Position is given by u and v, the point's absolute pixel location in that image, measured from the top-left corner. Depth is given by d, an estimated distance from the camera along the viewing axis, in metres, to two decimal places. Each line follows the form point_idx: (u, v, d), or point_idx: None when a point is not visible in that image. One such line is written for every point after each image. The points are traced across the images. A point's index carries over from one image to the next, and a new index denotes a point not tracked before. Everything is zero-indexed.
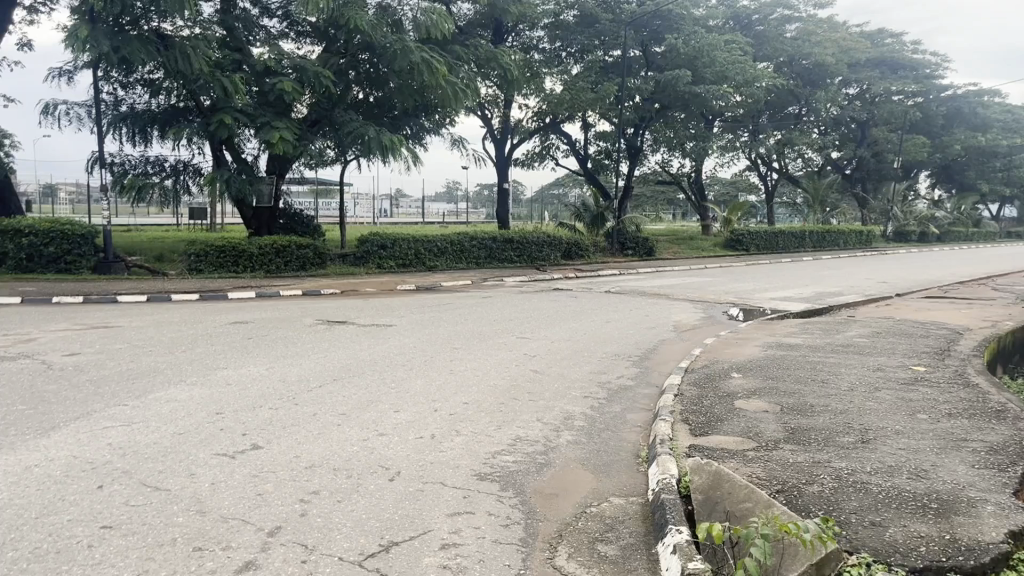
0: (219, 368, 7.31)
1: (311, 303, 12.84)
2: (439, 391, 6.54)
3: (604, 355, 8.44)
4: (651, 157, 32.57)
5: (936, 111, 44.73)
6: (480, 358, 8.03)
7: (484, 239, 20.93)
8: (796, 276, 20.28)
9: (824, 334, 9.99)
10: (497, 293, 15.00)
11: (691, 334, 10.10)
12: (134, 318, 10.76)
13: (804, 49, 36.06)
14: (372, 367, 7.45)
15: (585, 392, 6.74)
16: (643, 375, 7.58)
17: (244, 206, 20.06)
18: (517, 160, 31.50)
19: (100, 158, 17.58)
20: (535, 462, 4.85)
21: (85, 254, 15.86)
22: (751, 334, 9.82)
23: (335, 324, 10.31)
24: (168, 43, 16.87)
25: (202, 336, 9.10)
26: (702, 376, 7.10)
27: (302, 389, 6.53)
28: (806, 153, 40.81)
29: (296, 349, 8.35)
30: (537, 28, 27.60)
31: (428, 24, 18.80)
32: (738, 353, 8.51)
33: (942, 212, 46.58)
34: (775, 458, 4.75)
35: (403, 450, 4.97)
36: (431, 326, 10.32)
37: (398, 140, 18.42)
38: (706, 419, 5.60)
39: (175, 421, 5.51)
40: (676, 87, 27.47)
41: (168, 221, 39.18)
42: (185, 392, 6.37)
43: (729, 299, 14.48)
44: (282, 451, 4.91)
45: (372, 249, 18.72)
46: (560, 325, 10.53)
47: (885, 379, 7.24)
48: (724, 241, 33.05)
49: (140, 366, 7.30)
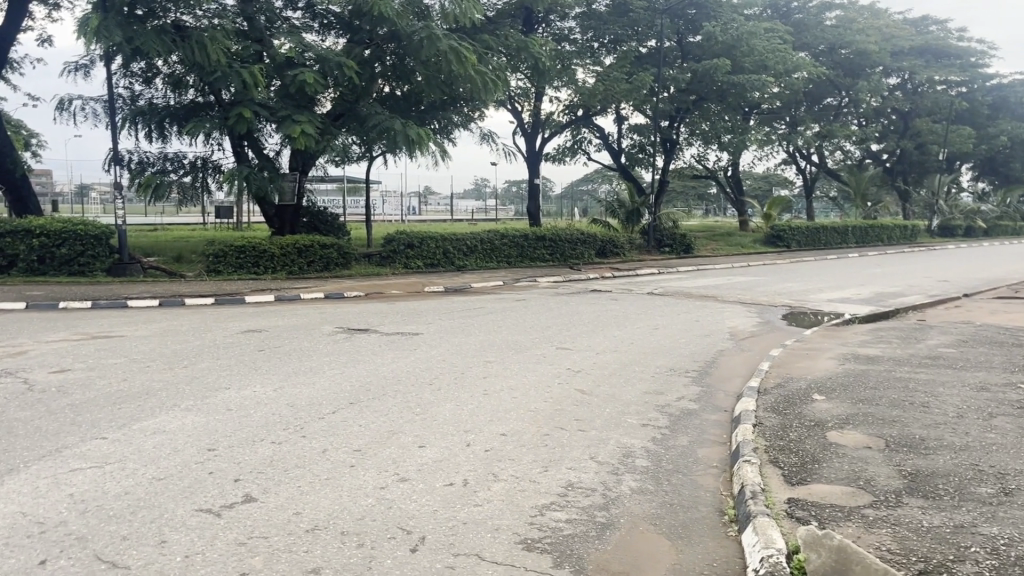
0: (222, 389, 6.40)
1: (332, 308, 11.91)
2: (471, 420, 5.57)
3: (657, 371, 7.41)
4: (686, 151, 31.27)
5: (983, 101, 42.46)
6: (519, 375, 7.08)
7: (515, 237, 19.97)
8: (846, 275, 19.04)
9: (903, 343, 8.85)
10: (531, 295, 14.00)
11: (752, 344, 9.01)
12: (140, 326, 9.90)
13: (845, 37, 34.76)
14: (394, 387, 6.49)
15: (643, 420, 5.74)
16: (708, 396, 6.54)
17: (267, 205, 19.27)
18: (548, 155, 30.43)
19: (115, 155, 16.86)
20: (596, 522, 3.86)
21: (99, 256, 15.17)
22: (821, 344, 8.69)
23: (356, 333, 9.37)
24: (185, 34, 16.09)
25: (208, 349, 8.20)
26: (779, 400, 6.06)
27: (313, 417, 5.60)
28: (846, 145, 39.27)
29: (312, 364, 7.44)
30: (568, 18, 26.29)
31: (456, 9, 17.71)
32: (811, 367, 7.43)
33: (988, 206, 45.11)
34: (903, 520, 3.70)
35: (429, 506, 3.99)
36: (463, 334, 9.37)
37: (425, 133, 17.45)
38: (800, 461, 4.56)
39: (157, 463, 4.60)
40: (715, 78, 26.30)
41: (195, 220, 38.83)
42: (175, 422, 5.45)
43: (782, 301, 13.33)
44: (281, 505, 3.98)
45: (399, 247, 17.83)
46: (604, 333, 9.49)
47: (997, 402, 6.09)
48: (764, 238, 31.74)
49: (133, 387, 6.42)
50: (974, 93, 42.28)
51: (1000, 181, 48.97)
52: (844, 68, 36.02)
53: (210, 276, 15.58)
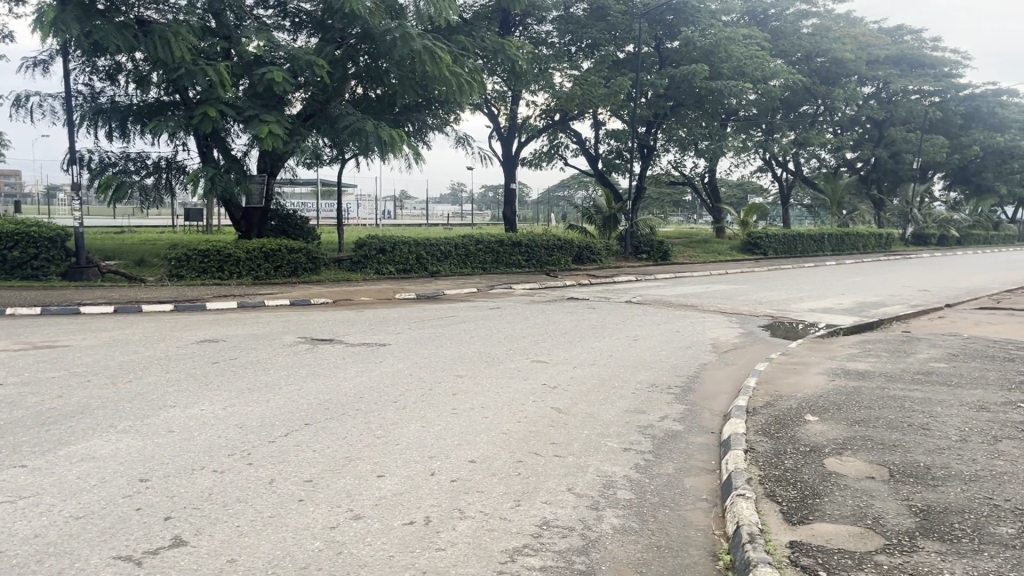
0: (165, 407, 5.85)
1: (298, 316, 11.35)
2: (437, 443, 5.10)
3: (638, 386, 6.98)
4: (662, 157, 31.02)
5: (956, 111, 42.66)
6: (491, 391, 6.60)
7: (491, 243, 19.51)
8: (825, 284, 18.78)
9: (893, 357, 8.47)
10: (506, 304, 13.55)
11: (735, 357, 8.61)
12: (89, 335, 9.28)
13: (821, 46, 34.72)
14: (357, 406, 5.99)
15: (624, 443, 5.29)
16: (692, 416, 6.12)
17: (234, 208, 18.64)
18: (524, 160, 30.03)
19: (73, 154, 16.16)
20: (574, 570, 3.39)
21: (54, 259, 14.47)
22: (808, 358, 8.29)
23: (319, 343, 8.84)
24: (148, 30, 15.42)
25: (158, 361, 7.64)
26: (769, 422, 5.64)
27: (262, 440, 5.09)
28: (821, 153, 39.24)
29: (270, 379, 6.92)
30: (546, 22, 25.87)
31: (433, 9, 17.22)
32: (799, 384, 7.02)
33: (960, 215, 45.38)
34: (920, 569, 3.27)
35: (383, 550, 3.50)
36: (434, 345, 8.90)
37: (398, 135, 16.90)
38: (799, 495, 4.13)
39: (77, 498, 4.06)
40: (693, 83, 25.99)
41: (163, 223, 37.92)
42: (106, 447, 4.89)
43: (764, 311, 12.97)
44: (215, 550, 3.47)
45: (370, 252, 17.27)
46: (581, 345, 9.05)
47: (1000, 423, 5.70)
48: (741, 245, 31.53)
49: (67, 406, 5.84)
50: (947, 103, 42.49)
51: (972, 191, 49.36)
52: (820, 76, 36.02)
53: (171, 281, 14.95)
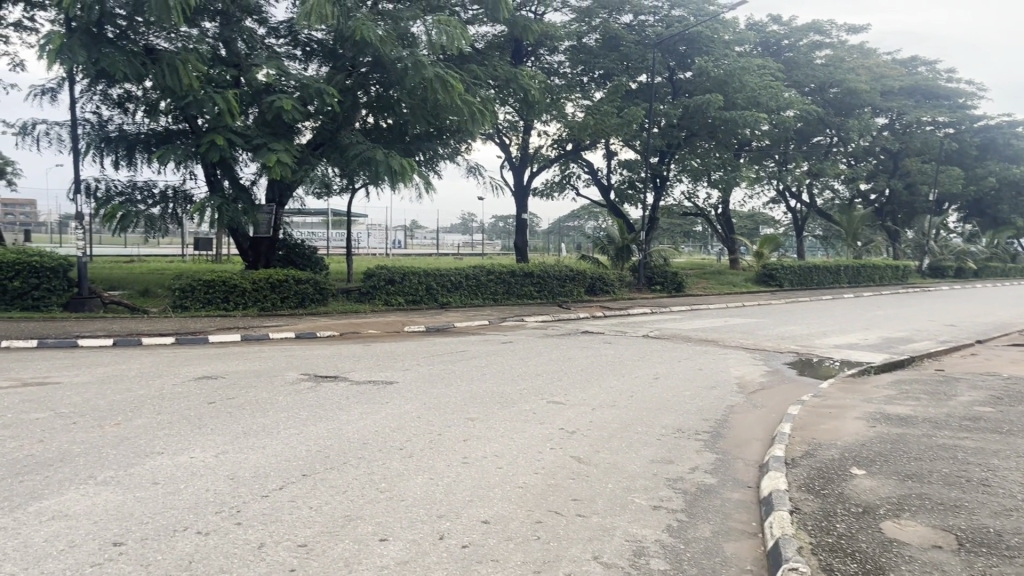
0: (152, 454, 5.39)
1: (303, 351, 10.92)
2: (447, 499, 4.62)
3: (663, 432, 6.50)
4: (675, 188, 30.64)
5: (972, 142, 42.19)
6: (505, 437, 6.12)
7: (502, 273, 19.08)
8: (847, 317, 18.22)
9: (934, 400, 7.94)
10: (518, 338, 13.06)
11: (765, 399, 8.09)
12: (84, 370, 8.87)
13: (835, 76, 34.40)
14: (360, 454, 5.52)
15: (654, 501, 4.78)
16: (725, 467, 5.62)
17: (241, 237, 18.32)
18: (535, 190, 29.73)
19: (77, 183, 15.88)
20: None
21: (56, 289, 14.09)
22: (843, 401, 7.75)
23: (322, 381, 8.34)
24: (156, 57, 15.20)
25: (152, 400, 7.20)
26: (812, 476, 5.13)
27: (253, 496, 4.61)
28: (835, 184, 38.78)
29: (269, 421, 6.48)
30: (558, 52, 25.67)
31: (444, 38, 16.79)
32: (838, 430, 6.50)
33: (978, 247, 44.68)
34: None
35: None
36: (444, 383, 8.44)
37: (409, 164, 16.52)
38: (861, 570, 3.61)
39: (40, 566, 3.59)
40: (707, 112, 25.64)
41: (173, 252, 37.73)
42: (82, 503, 4.42)
43: (788, 347, 12.40)
44: None
45: (379, 283, 16.87)
46: (599, 384, 8.55)
47: None
48: (756, 277, 31.00)
49: (46, 452, 5.38)
50: (962, 135, 42.02)
51: (988, 223, 48.66)
52: (834, 107, 35.66)
53: (175, 312, 14.56)
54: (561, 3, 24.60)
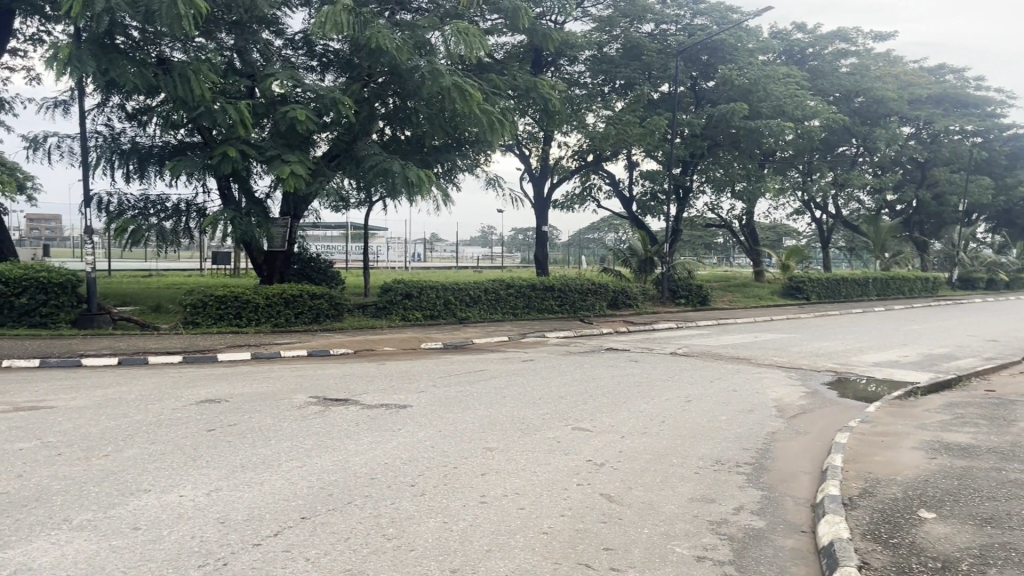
0: (139, 492, 4.89)
1: (313, 370, 10.40)
2: (462, 549, 4.07)
3: (701, 465, 5.88)
4: (698, 199, 29.97)
5: (1001, 151, 41.10)
6: (527, 470, 5.56)
7: (522, 287, 18.54)
8: (881, 332, 17.46)
9: (994, 426, 7.27)
10: (539, 356, 12.48)
11: (809, 425, 7.44)
12: (83, 393, 8.42)
13: (862, 85, 33.59)
14: (366, 491, 4.99)
15: (698, 551, 4.18)
16: (774, 507, 5.00)
17: (256, 251, 17.95)
18: (556, 202, 29.22)
19: (87, 197, 15.53)
20: None
21: (64, 306, 13.69)
22: (894, 428, 7.10)
23: (331, 406, 7.81)
24: (169, 68, 14.85)
25: (148, 427, 6.71)
26: (876, 522, 4.50)
27: (244, 544, 4.08)
28: (861, 195, 37.88)
29: (271, 452, 5.96)
30: (578, 62, 25.10)
31: (462, 47, 16.25)
32: (894, 463, 5.87)
33: (1009, 258, 43.49)
34: None
35: None
36: (460, 407, 7.88)
37: (426, 175, 16.02)
38: None
39: None
40: (731, 122, 24.98)
41: (191, 266, 37.37)
42: (49, 554, 3.91)
43: (825, 365, 11.70)
44: None
45: (396, 297, 16.38)
46: (626, 407, 7.97)
47: None
48: (782, 289, 30.22)
49: (23, 491, 4.88)
50: (991, 143, 40.94)
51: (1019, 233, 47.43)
52: (860, 116, 34.89)
53: (186, 328, 14.14)
54: (581, 12, 24.14)
